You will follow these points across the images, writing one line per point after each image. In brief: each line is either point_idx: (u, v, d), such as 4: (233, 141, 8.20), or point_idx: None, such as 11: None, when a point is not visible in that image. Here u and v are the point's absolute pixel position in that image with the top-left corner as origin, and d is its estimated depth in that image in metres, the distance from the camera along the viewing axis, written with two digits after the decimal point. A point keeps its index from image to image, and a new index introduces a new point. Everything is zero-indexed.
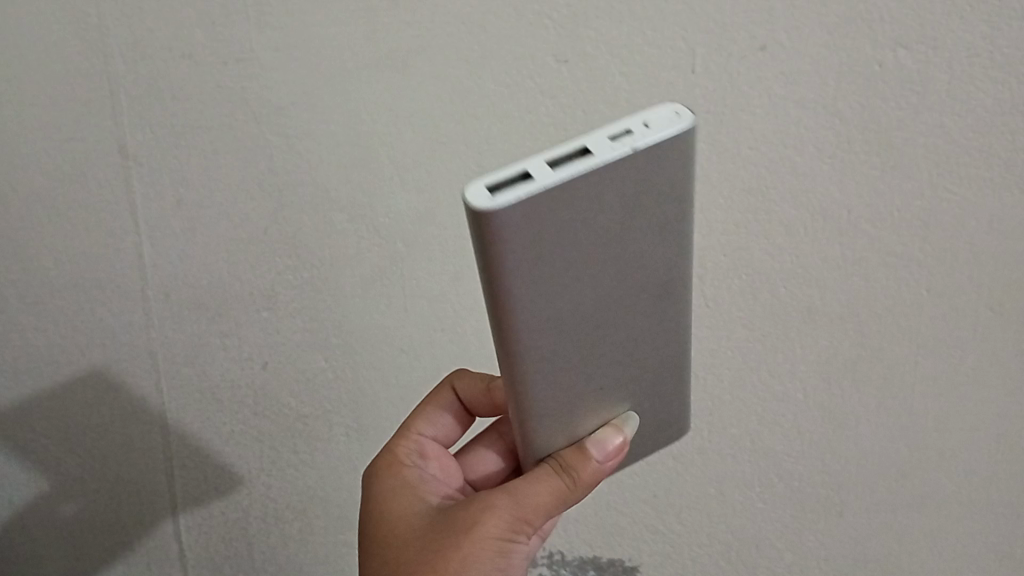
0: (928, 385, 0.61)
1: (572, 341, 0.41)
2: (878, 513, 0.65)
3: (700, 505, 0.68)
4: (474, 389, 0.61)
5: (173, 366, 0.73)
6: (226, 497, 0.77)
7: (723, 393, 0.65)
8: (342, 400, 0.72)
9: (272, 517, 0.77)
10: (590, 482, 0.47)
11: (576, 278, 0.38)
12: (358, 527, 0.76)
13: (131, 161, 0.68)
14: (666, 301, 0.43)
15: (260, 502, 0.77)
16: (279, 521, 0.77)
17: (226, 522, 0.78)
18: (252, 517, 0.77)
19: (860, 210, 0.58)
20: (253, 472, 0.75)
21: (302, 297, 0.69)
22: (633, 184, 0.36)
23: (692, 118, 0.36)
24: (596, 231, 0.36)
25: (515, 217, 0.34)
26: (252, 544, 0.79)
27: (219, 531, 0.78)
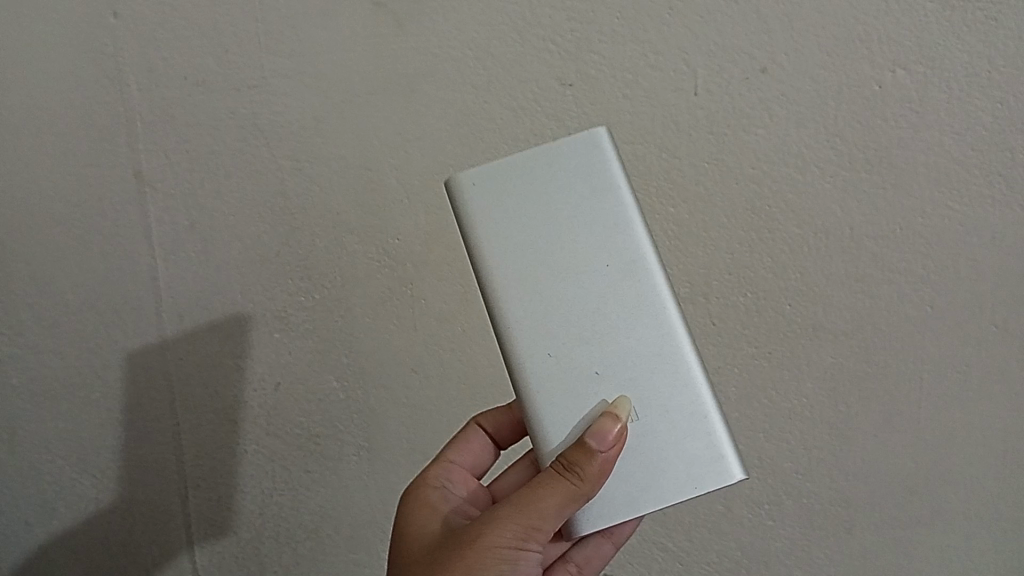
0: (935, 401, 0.61)
1: (542, 305, 0.48)
2: (890, 530, 0.65)
3: (709, 523, 0.68)
4: (500, 421, 0.62)
5: (186, 386, 0.74)
6: (240, 515, 0.78)
7: (730, 411, 0.65)
8: (353, 420, 0.72)
9: (284, 535, 0.77)
10: (597, 476, 0.45)
11: (530, 241, 0.48)
12: (371, 545, 0.76)
13: (145, 186, 0.69)
14: (641, 287, 0.47)
15: (273, 520, 0.77)
16: (292, 540, 0.77)
17: (239, 541, 0.79)
18: (265, 536, 0.78)
19: (863, 227, 0.59)
20: (265, 490, 0.76)
21: (314, 316, 0.70)
22: (562, 165, 0.49)
23: (609, 134, 0.49)
24: (538, 198, 0.48)
25: (471, 182, 0.49)
26: (265, 563, 0.79)
27: (232, 550, 0.79)
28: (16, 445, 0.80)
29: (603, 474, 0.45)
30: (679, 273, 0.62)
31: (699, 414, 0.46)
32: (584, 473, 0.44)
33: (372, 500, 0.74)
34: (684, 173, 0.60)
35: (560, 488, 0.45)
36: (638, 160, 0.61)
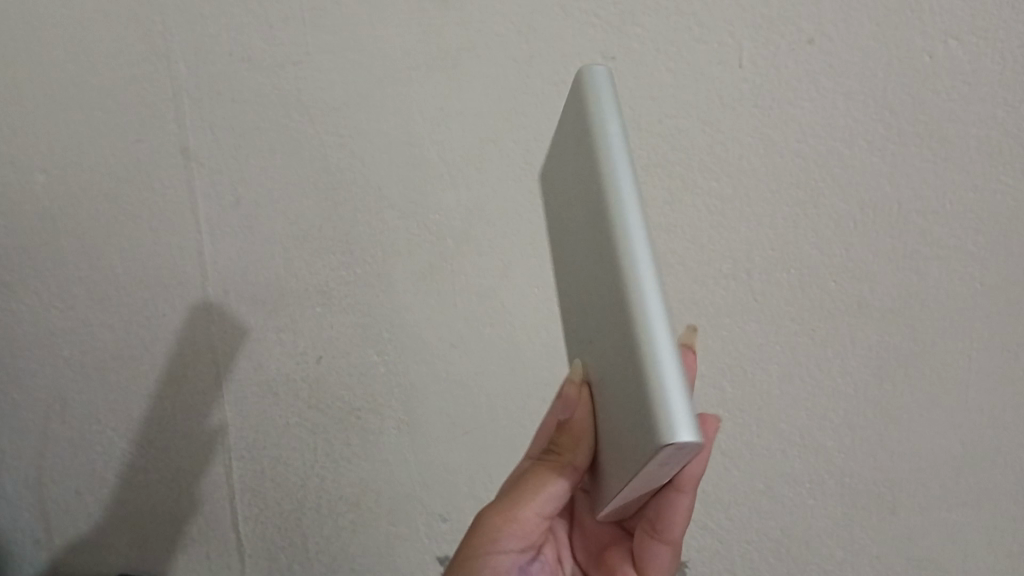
0: (983, 380, 0.60)
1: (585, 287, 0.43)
2: (934, 511, 0.63)
3: (750, 502, 0.67)
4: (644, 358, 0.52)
5: (229, 358, 0.76)
6: (281, 486, 0.78)
7: (772, 389, 0.64)
8: (393, 394, 0.72)
9: (325, 508, 0.78)
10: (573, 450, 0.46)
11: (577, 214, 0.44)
12: (410, 517, 0.76)
13: (192, 162, 0.71)
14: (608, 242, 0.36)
15: (315, 491, 0.78)
16: (333, 513, 0.78)
17: (281, 512, 0.79)
18: (307, 508, 0.79)
19: (910, 203, 0.57)
20: (309, 463, 0.77)
21: (356, 292, 0.70)
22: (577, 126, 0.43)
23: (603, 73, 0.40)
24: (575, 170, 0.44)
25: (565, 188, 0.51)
26: (306, 535, 0.80)
27: (275, 522, 0.80)
28: (68, 416, 0.82)
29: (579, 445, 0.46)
30: (723, 250, 0.62)
31: (641, 363, 0.33)
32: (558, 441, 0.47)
33: (412, 475, 0.74)
34: (728, 147, 0.60)
35: (546, 469, 0.48)
36: (680, 135, 0.61)
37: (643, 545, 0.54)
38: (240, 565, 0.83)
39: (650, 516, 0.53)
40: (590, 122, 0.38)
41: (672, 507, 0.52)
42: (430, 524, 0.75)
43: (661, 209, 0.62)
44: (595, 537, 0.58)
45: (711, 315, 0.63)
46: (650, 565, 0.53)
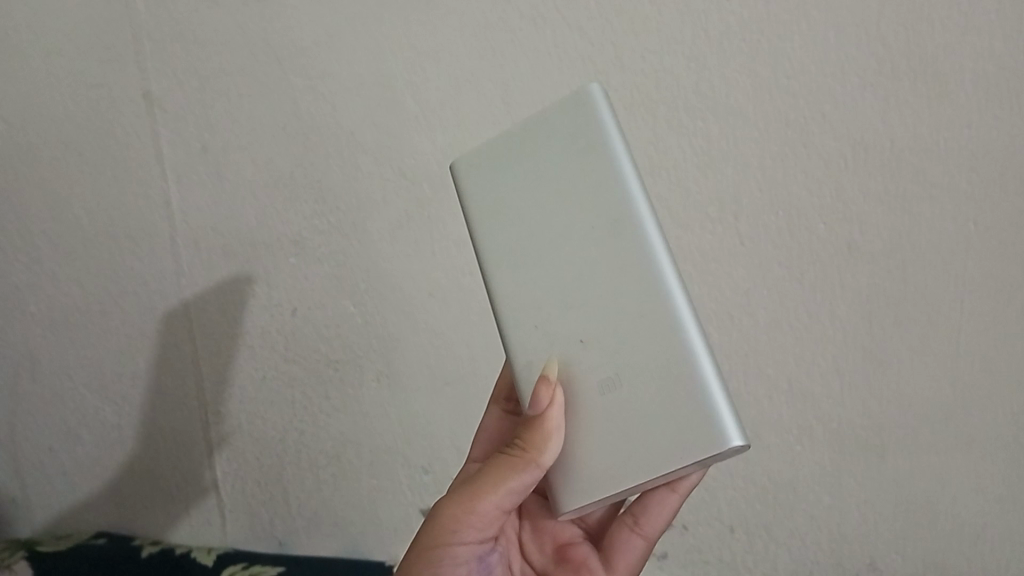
0: (975, 324, 0.58)
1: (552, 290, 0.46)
2: (925, 457, 0.62)
3: (736, 448, 0.66)
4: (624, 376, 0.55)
5: (201, 312, 0.73)
6: (258, 441, 0.76)
7: (760, 334, 0.62)
8: (371, 345, 0.70)
9: (306, 462, 0.75)
10: (541, 445, 0.45)
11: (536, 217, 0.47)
12: (394, 470, 0.73)
13: (155, 109, 0.68)
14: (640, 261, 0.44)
15: (294, 446, 0.75)
16: (313, 468, 0.75)
17: (261, 467, 0.77)
18: (286, 463, 0.76)
19: (902, 140, 0.55)
20: (287, 416, 0.74)
21: (330, 241, 0.68)
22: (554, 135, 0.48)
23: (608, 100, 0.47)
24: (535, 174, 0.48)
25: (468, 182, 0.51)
26: (287, 489, 0.77)
27: (254, 478, 0.77)
28: (39, 374, 0.80)
29: (547, 442, 0.45)
30: (709, 193, 0.60)
31: (690, 371, 0.42)
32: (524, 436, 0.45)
33: (393, 427, 0.72)
34: (715, 84, 0.57)
35: (509, 463, 0.46)
36: (664, 71, 0.58)
37: (617, 536, 0.55)
38: (219, 524, 0.80)
39: (632, 510, 0.55)
40: (608, 151, 0.46)
41: (654, 503, 0.54)
42: (413, 477, 0.73)
43: (644, 151, 0.60)
44: (551, 534, 0.57)
45: (698, 260, 0.62)
46: (621, 555, 0.55)
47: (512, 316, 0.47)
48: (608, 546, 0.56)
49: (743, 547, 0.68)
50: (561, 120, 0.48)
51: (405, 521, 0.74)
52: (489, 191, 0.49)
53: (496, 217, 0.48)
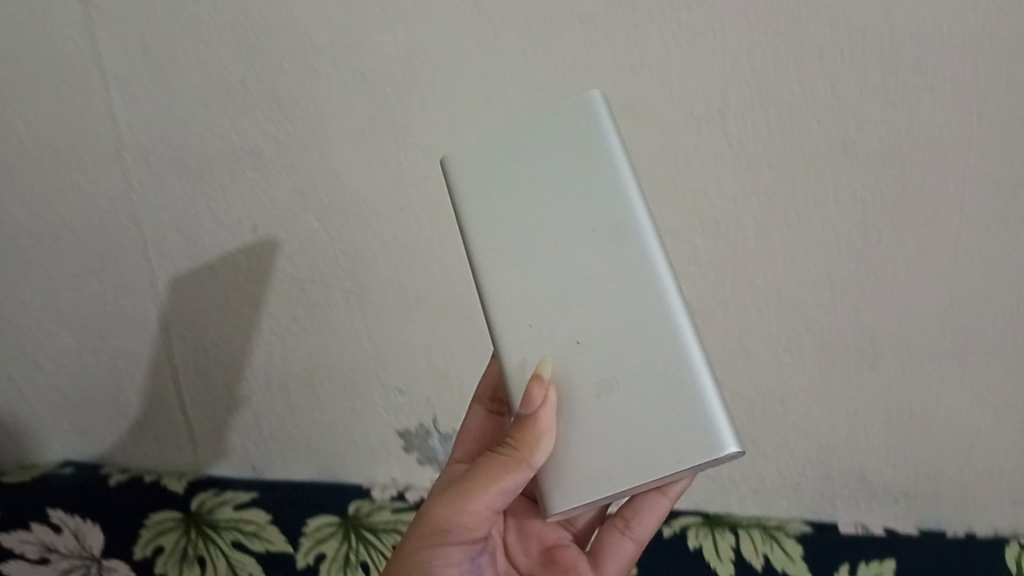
0: (974, 227, 0.55)
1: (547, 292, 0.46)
2: (916, 365, 0.60)
3: (722, 362, 0.63)
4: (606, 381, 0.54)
5: (156, 231, 0.69)
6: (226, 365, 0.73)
7: (748, 242, 0.59)
8: (338, 262, 0.66)
9: (276, 387, 0.72)
10: (533, 442, 0.44)
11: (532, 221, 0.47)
12: (368, 392, 0.70)
13: (87, 8, 0.61)
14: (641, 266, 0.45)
15: (263, 372, 0.72)
16: (284, 393, 0.72)
17: (230, 392, 0.74)
18: (255, 387, 0.73)
19: (905, 26, 0.51)
20: (256, 339, 0.71)
21: (289, 153, 0.63)
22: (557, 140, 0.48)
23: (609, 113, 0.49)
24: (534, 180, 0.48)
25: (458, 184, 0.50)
26: (258, 414, 0.74)
27: (225, 403, 0.74)
28: None
29: (540, 439, 0.44)
30: (695, 90, 0.55)
31: (688, 376, 0.43)
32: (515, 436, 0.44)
33: (365, 347, 0.69)
34: None
35: (500, 460, 0.45)
36: None
37: (607, 535, 0.55)
38: (189, 451, 0.77)
39: (623, 514, 0.55)
40: (609, 162, 0.47)
41: (646, 505, 0.54)
42: (387, 398, 0.70)
43: (625, 45, 0.55)
44: (539, 536, 0.55)
45: (683, 164, 0.57)
46: (610, 557, 0.55)
47: (504, 313, 0.47)
48: (596, 548, 0.55)
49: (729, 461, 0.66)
50: (564, 127, 0.48)
51: (381, 444, 0.71)
52: (485, 190, 0.49)
53: (492, 216, 0.48)
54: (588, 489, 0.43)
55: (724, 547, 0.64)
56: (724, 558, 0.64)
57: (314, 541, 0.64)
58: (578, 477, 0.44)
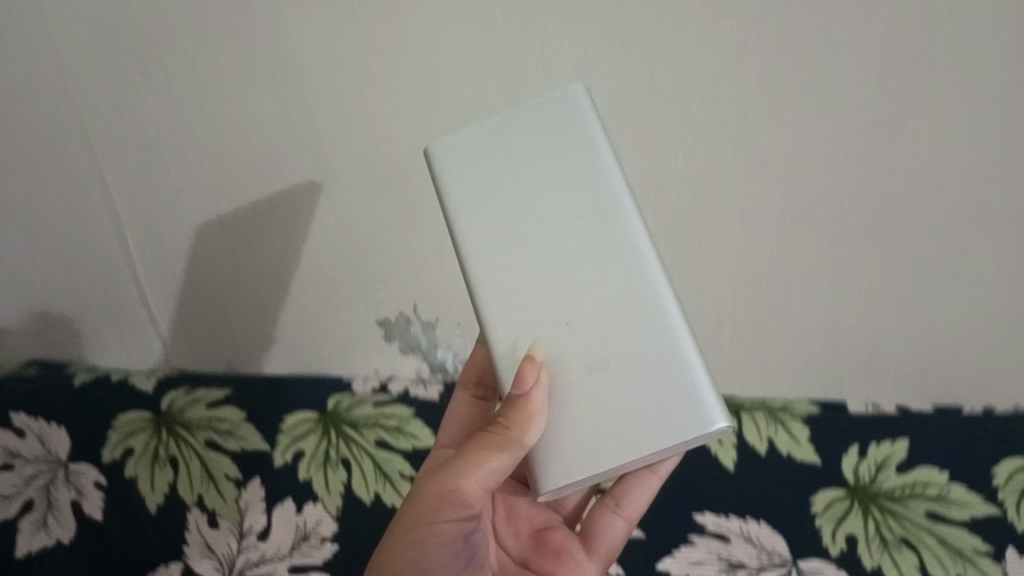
0: (980, 70, 0.50)
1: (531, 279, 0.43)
2: (929, 230, 0.54)
3: (718, 234, 0.58)
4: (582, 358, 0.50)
5: (96, 113, 0.63)
6: (187, 259, 0.65)
7: (737, 100, 0.54)
8: (296, 140, 0.60)
9: (241, 280, 0.65)
10: (525, 423, 0.40)
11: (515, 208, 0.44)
12: (341, 281, 0.64)
13: None
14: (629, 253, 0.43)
15: (230, 269, 0.65)
16: (249, 287, 0.65)
17: (192, 289, 0.66)
18: (220, 282, 0.66)
19: None
20: (219, 230, 0.64)
21: (234, 19, 0.58)
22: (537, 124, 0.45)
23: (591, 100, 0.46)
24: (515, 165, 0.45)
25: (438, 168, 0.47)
26: (225, 312, 0.67)
27: (187, 302, 0.67)
28: None
29: (532, 420, 0.40)
30: None
31: (678, 360, 0.41)
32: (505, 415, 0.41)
33: (333, 234, 0.63)
34: None
35: (490, 442, 0.41)
36: None
37: (596, 518, 0.52)
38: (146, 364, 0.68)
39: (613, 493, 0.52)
40: (592, 148, 0.44)
41: (636, 484, 0.52)
42: (360, 288, 0.64)
43: None
44: (528, 518, 0.53)
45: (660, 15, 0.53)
46: (601, 540, 0.52)
47: (488, 302, 0.44)
48: (587, 529, 0.52)
49: (731, 342, 0.61)
50: (543, 113, 0.45)
51: (357, 342, 0.65)
52: (466, 173, 0.46)
53: (475, 199, 0.45)
54: (581, 469, 0.40)
55: (727, 428, 0.60)
56: (727, 442, 0.59)
57: (291, 438, 0.61)
58: (569, 457, 0.41)
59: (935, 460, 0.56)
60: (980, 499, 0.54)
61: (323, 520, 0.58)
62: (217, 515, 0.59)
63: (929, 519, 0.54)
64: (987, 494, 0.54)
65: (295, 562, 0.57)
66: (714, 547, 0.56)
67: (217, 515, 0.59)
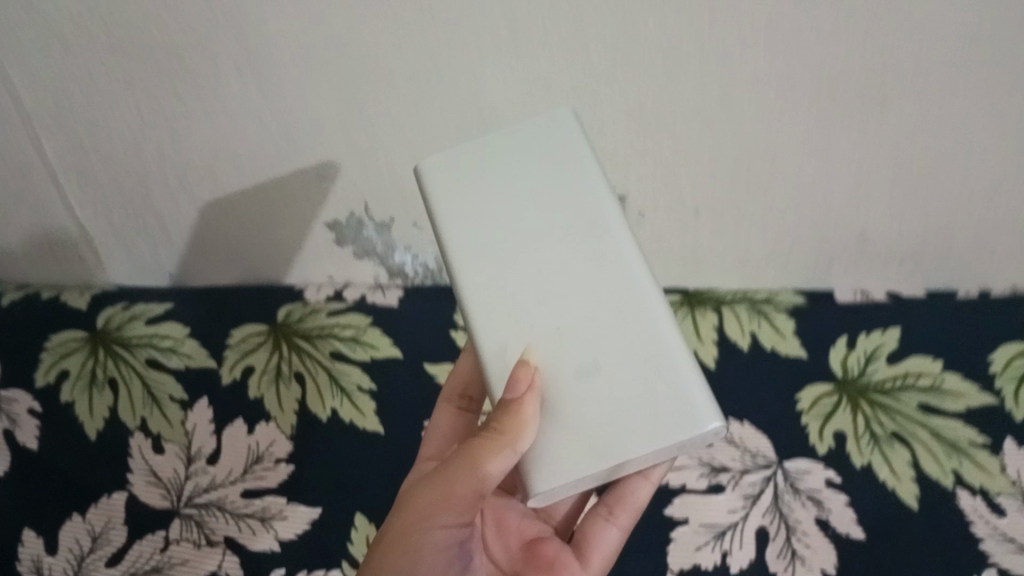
0: None
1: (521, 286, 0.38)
2: (938, 101, 0.45)
3: (692, 120, 0.48)
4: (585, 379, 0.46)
5: None
6: (88, 168, 0.55)
7: None
8: (150, 47, 0.46)
9: (140, 194, 0.56)
10: (517, 429, 0.35)
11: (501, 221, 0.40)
12: (260, 186, 0.55)
13: None
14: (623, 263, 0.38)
15: (127, 188, 0.56)
16: (154, 199, 0.57)
17: (89, 204, 0.57)
18: (119, 198, 0.57)
19: None
20: (116, 130, 0.52)
21: None
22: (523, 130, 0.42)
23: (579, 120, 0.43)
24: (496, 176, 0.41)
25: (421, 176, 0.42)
26: (137, 223, 0.59)
27: (106, 212, 0.58)
28: None
29: (524, 426, 0.35)
30: None
31: (675, 363, 0.36)
32: (497, 420, 0.35)
33: (233, 142, 0.52)
34: None
35: (479, 447, 0.35)
36: None
37: (587, 524, 0.44)
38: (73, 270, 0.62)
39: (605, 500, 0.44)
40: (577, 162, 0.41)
41: (627, 489, 0.43)
42: (284, 191, 0.55)
43: None
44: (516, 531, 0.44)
45: None
46: (597, 550, 0.43)
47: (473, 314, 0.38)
48: (577, 541, 0.44)
49: (711, 228, 0.55)
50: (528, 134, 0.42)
51: (301, 240, 0.59)
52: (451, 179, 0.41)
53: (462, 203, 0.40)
54: (578, 470, 0.35)
55: (706, 326, 0.57)
56: (706, 340, 0.56)
57: (240, 353, 0.57)
58: (565, 459, 0.35)
59: (928, 351, 0.54)
60: (976, 389, 0.52)
61: (277, 439, 0.53)
62: (162, 440, 0.53)
63: (922, 411, 0.51)
64: (983, 383, 0.52)
65: (248, 486, 0.51)
66: (695, 451, 0.51)
67: (162, 439, 0.53)
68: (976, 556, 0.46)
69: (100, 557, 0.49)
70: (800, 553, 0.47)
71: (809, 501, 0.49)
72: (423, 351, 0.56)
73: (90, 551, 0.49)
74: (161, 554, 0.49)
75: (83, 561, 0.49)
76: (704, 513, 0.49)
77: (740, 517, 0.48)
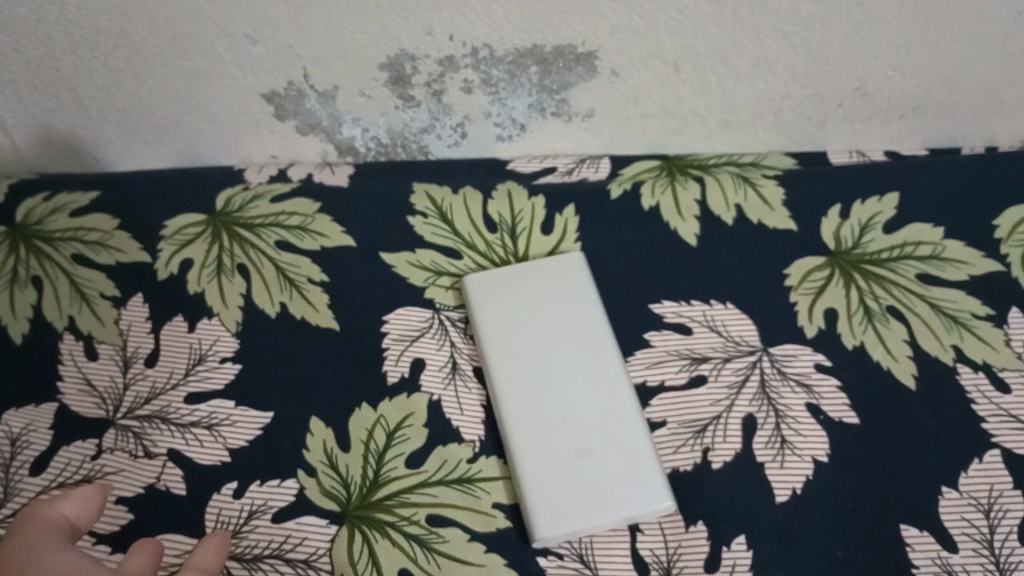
0: None
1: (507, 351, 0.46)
2: None
3: None
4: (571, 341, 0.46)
5: None
6: None
7: None
8: None
9: (48, 68, 0.49)
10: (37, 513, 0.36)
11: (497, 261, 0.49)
12: (182, 54, 0.48)
13: None
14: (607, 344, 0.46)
15: (28, 60, 0.49)
16: (64, 74, 0.50)
17: None
18: (22, 70, 0.49)
19: None
20: None
21: None
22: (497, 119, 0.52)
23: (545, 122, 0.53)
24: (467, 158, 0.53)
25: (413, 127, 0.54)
26: (45, 98, 0.51)
27: (11, 83, 0.50)
28: None
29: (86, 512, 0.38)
30: None
31: (646, 481, 0.41)
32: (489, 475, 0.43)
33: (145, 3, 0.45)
34: None
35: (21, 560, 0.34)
36: None
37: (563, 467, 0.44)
38: None
39: None
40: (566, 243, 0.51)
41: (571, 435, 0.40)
42: (211, 61, 0.48)
43: None
44: None
45: None
46: None
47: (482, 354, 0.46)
48: None
49: (692, 87, 0.50)
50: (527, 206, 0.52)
51: (235, 117, 0.53)
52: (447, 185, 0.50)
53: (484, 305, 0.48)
54: (558, 517, 0.40)
55: (688, 200, 0.52)
56: (688, 216, 0.51)
57: (175, 246, 0.51)
58: (552, 509, 0.40)
59: (928, 217, 0.50)
60: (979, 257, 0.49)
61: (221, 337, 0.48)
62: (95, 341, 0.48)
63: (920, 282, 0.48)
64: (988, 251, 0.49)
65: (190, 390, 0.46)
66: (673, 344, 0.47)
67: (94, 341, 0.48)
68: (978, 437, 0.43)
69: (25, 463, 0.44)
70: (791, 440, 0.43)
71: (798, 387, 0.45)
72: (378, 239, 0.51)
73: (12, 457, 0.44)
74: (92, 462, 0.43)
75: (8, 468, 0.44)
76: (683, 411, 0.44)
77: (724, 407, 0.44)
